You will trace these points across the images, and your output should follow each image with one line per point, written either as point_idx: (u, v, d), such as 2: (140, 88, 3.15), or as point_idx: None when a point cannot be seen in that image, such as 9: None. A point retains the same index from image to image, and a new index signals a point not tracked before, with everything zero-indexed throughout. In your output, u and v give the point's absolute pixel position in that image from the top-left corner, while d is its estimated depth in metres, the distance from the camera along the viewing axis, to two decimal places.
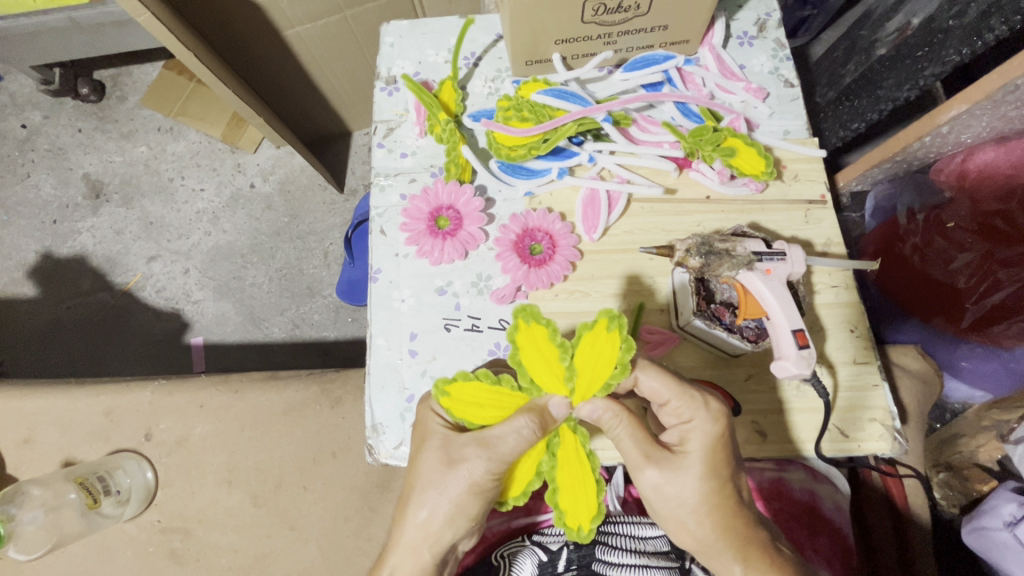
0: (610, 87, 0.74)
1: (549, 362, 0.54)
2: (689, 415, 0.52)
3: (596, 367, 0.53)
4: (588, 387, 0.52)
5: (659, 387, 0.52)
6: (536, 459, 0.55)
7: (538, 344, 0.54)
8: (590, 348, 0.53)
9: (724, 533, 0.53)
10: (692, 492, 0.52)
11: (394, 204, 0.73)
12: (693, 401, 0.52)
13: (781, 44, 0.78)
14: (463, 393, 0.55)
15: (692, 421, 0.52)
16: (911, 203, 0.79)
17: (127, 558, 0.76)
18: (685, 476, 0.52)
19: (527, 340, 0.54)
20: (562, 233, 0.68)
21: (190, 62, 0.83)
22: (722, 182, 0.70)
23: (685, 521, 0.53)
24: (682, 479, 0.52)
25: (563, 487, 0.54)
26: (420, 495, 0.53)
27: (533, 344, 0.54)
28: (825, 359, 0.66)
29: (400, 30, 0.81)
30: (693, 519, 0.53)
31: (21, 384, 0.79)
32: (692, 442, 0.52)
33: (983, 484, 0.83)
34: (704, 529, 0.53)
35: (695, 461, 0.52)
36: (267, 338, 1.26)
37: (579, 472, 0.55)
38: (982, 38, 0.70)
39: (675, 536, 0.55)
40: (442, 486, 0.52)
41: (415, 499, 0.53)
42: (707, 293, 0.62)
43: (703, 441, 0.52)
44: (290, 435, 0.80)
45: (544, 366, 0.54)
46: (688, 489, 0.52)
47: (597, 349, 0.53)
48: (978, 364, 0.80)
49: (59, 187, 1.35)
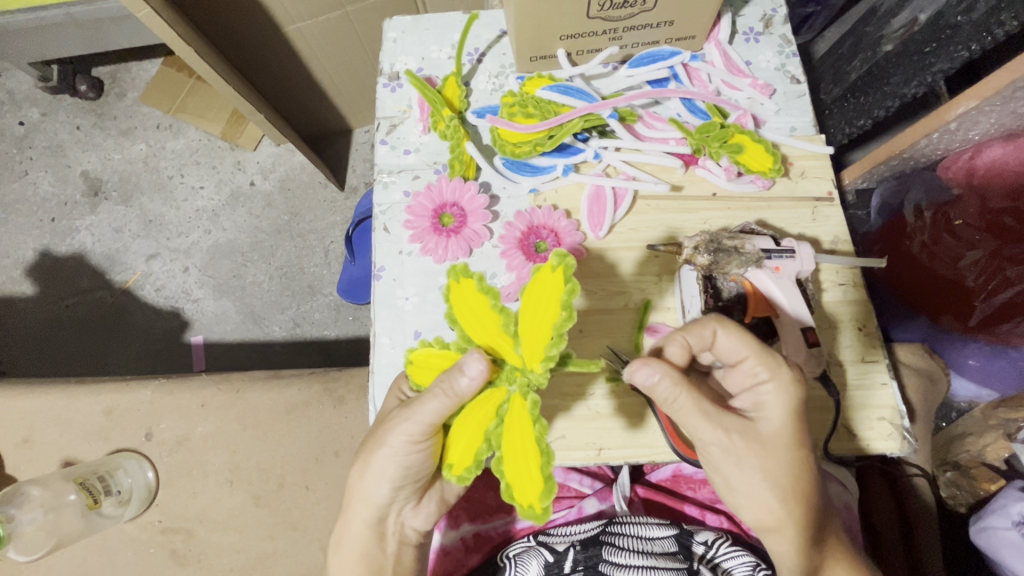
0: (615, 83, 0.73)
1: (482, 318, 0.51)
2: (767, 376, 0.50)
3: (539, 318, 0.47)
4: (526, 336, 0.48)
5: (737, 344, 0.50)
6: (481, 422, 0.49)
7: (468, 301, 0.51)
8: (535, 294, 0.48)
9: (798, 506, 0.51)
10: (778, 463, 0.50)
11: (398, 201, 0.72)
12: (773, 361, 0.50)
13: (787, 41, 0.77)
14: (424, 362, 0.57)
15: (771, 383, 0.50)
16: (919, 200, 0.77)
17: (128, 559, 0.76)
18: (771, 446, 0.50)
19: (457, 299, 0.52)
20: (567, 231, 0.67)
21: (190, 58, 0.82)
22: (730, 179, 0.70)
23: (769, 497, 0.51)
24: (768, 448, 0.50)
25: (505, 454, 0.46)
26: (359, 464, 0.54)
27: (466, 303, 0.51)
28: (834, 358, 0.65)
29: (403, 26, 0.80)
30: (776, 496, 0.51)
31: (20, 383, 0.78)
32: (773, 407, 0.50)
33: (991, 484, 0.81)
34: (786, 507, 0.51)
35: (778, 428, 0.50)
36: (268, 337, 1.25)
37: (526, 438, 0.46)
38: (991, 34, 0.69)
39: (751, 517, 0.53)
40: (378, 455, 0.52)
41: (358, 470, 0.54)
42: (714, 292, 0.59)
43: (785, 405, 0.50)
44: (292, 435, 0.79)
45: (478, 324, 0.51)
46: (773, 459, 0.50)
47: (529, 295, 0.48)
48: (986, 363, 0.79)
49: (58, 184, 1.34)
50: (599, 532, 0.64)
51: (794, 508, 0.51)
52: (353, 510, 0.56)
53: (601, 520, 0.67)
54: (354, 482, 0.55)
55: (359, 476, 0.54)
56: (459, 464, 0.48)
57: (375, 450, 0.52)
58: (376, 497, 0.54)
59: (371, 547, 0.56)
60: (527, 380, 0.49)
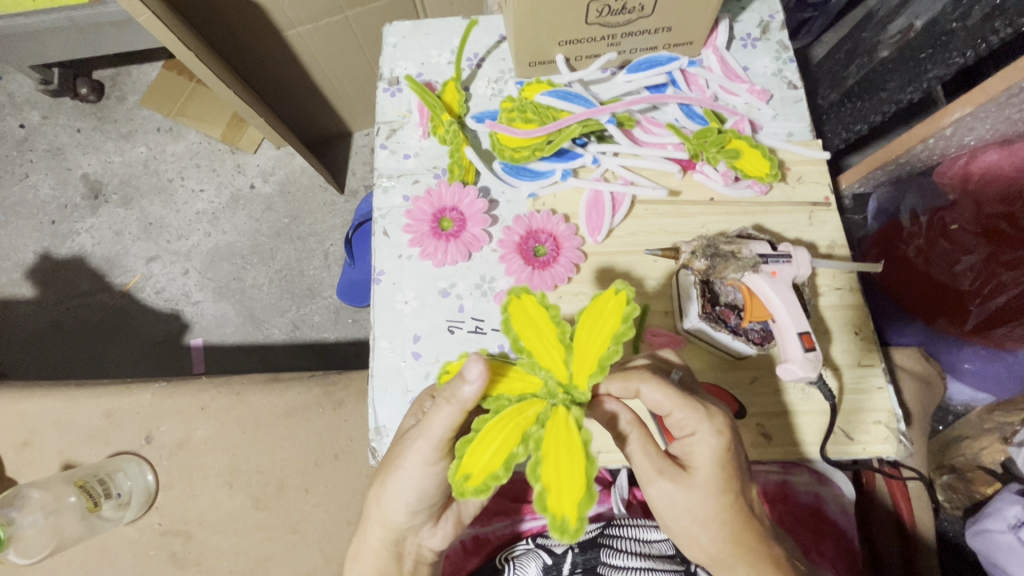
0: (614, 88, 0.75)
1: (539, 329, 0.49)
2: (691, 427, 0.49)
3: (595, 337, 0.47)
4: (583, 343, 0.48)
5: (661, 398, 0.49)
6: (519, 424, 0.45)
7: (527, 312, 0.50)
8: (594, 315, 0.48)
9: (748, 544, 0.50)
10: (705, 510, 0.49)
11: (398, 206, 0.73)
12: (696, 415, 0.48)
13: (784, 46, 0.78)
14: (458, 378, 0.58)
15: (695, 435, 0.48)
16: (915, 205, 0.79)
17: (128, 561, 0.76)
18: (700, 492, 0.49)
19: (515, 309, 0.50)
20: (566, 235, 0.68)
21: (191, 62, 0.82)
22: (727, 184, 0.70)
23: (699, 537, 0.50)
24: (695, 494, 0.49)
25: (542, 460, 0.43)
26: (377, 484, 0.54)
27: (523, 314, 0.49)
28: (830, 362, 0.66)
29: (403, 31, 0.80)
30: (711, 535, 0.50)
31: (20, 386, 0.78)
32: (700, 456, 0.49)
33: (987, 488, 0.82)
34: (717, 546, 0.50)
35: (708, 475, 0.49)
36: (268, 339, 1.25)
37: (566, 446, 0.44)
38: (986, 41, 0.70)
39: (690, 550, 0.53)
40: (395, 478, 0.52)
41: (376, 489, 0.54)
42: (712, 295, 0.61)
43: (709, 455, 0.48)
44: (292, 438, 0.79)
45: (534, 335, 0.49)
46: (701, 506, 0.49)
47: (589, 310, 0.48)
48: (981, 367, 0.80)
49: (58, 187, 1.34)
50: (597, 535, 0.65)
51: (727, 546, 0.50)
52: (371, 529, 0.56)
53: (601, 522, 0.67)
54: (375, 501, 0.55)
55: (378, 498, 0.54)
56: (482, 469, 0.44)
57: (392, 471, 0.52)
58: (394, 518, 0.53)
59: (388, 567, 0.56)
60: (568, 399, 0.47)
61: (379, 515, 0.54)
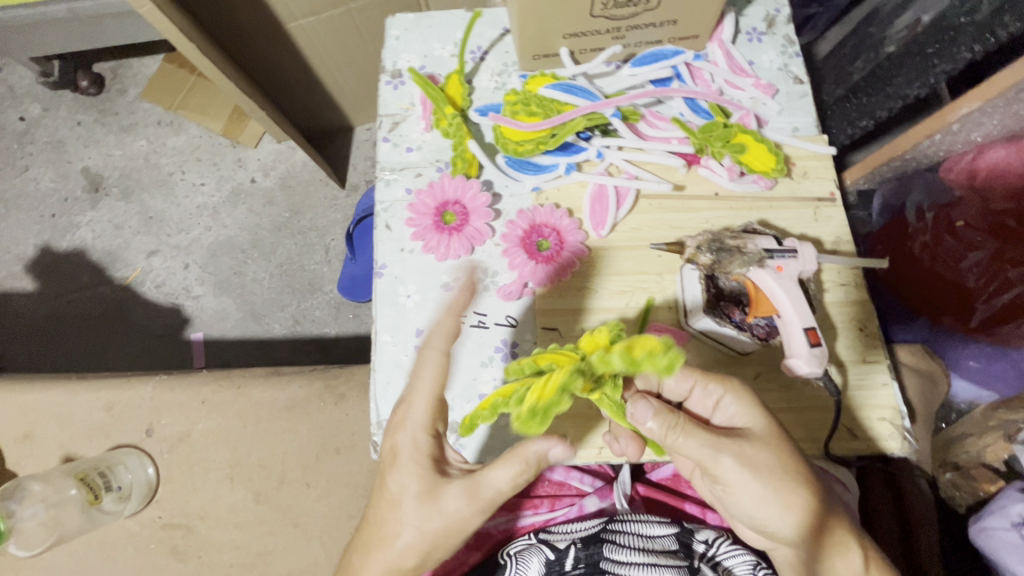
0: (617, 82, 0.73)
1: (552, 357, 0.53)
2: (719, 388, 0.53)
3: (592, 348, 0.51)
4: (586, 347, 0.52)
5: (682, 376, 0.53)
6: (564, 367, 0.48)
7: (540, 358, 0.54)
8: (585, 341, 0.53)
9: (819, 492, 0.51)
10: (783, 456, 0.50)
11: (400, 199, 0.72)
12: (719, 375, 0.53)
13: (790, 41, 0.77)
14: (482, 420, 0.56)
15: (726, 393, 0.53)
16: (921, 201, 0.78)
17: (128, 555, 0.75)
18: (767, 441, 0.51)
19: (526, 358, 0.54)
20: (569, 230, 0.68)
21: (193, 54, 0.82)
22: (731, 179, 0.70)
23: (793, 492, 0.50)
24: (764, 441, 0.51)
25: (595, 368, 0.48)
26: (392, 532, 0.52)
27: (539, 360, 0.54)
28: (835, 358, 0.66)
29: (405, 24, 0.80)
30: (801, 481, 0.50)
31: (21, 378, 0.78)
32: (741, 412, 0.52)
33: (990, 485, 0.80)
34: (807, 496, 0.50)
35: (761, 424, 0.52)
36: (268, 334, 1.25)
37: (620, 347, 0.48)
38: (994, 35, 0.71)
39: (789, 521, 0.50)
40: (428, 527, 0.51)
41: (387, 537, 0.52)
42: (716, 291, 0.62)
43: (751, 406, 0.52)
44: (293, 432, 0.79)
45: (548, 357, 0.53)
46: (779, 453, 0.50)
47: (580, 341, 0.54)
48: (986, 365, 0.79)
49: (58, 180, 1.34)
50: (600, 530, 0.64)
51: (815, 495, 0.51)
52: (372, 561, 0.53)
53: (602, 518, 0.67)
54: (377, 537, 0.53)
55: (399, 549, 0.52)
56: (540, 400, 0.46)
57: (422, 525, 0.52)
58: (410, 565, 0.53)
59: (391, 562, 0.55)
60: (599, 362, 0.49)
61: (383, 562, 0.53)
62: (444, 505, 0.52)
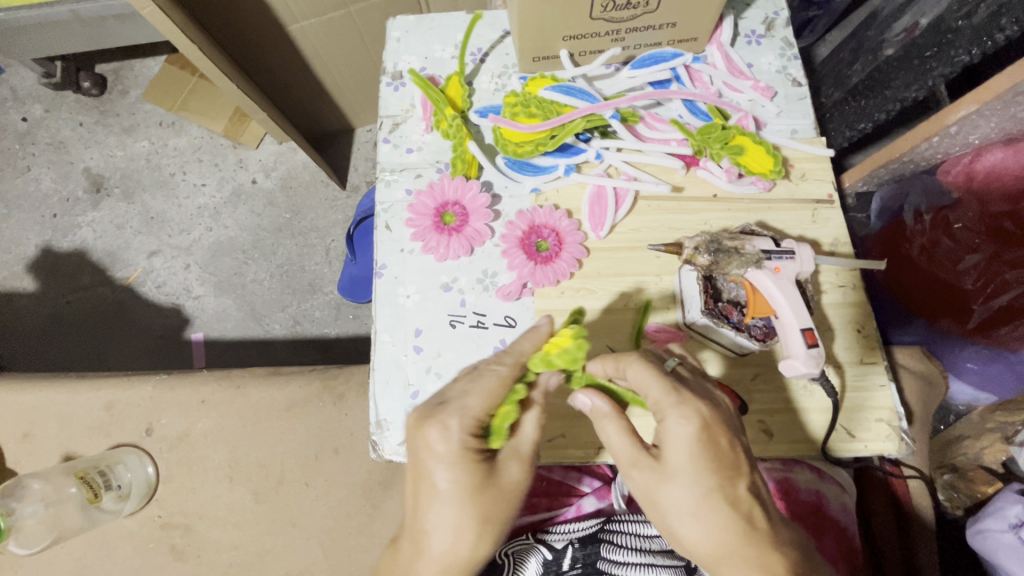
0: (616, 84, 0.73)
1: None
2: (661, 411, 0.48)
3: None
4: None
5: (643, 378, 0.49)
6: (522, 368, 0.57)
7: None
8: None
9: (727, 547, 0.47)
10: (686, 504, 0.47)
11: (399, 200, 0.73)
12: (663, 395, 0.48)
13: (789, 43, 0.78)
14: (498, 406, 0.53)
15: (664, 419, 0.48)
16: (918, 203, 0.78)
17: (127, 554, 0.76)
18: (675, 483, 0.47)
19: None
20: (568, 231, 0.68)
21: (194, 55, 0.82)
22: (730, 181, 0.70)
23: (684, 535, 0.48)
24: (673, 482, 0.47)
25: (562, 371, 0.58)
26: (453, 531, 0.47)
27: None
28: (833, 359, 0.66)
29: (406, 26, 0.80)
30: (699, 525, 0.47)
31: (22, 377, 0.79)
32: (672, 444, 0.47)
33: (987, 487, 0.82)
34: (705, 544, 0.47)
35: (681, 464, 0.47)
36: (268, 334, 1.25)
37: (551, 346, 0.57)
38: (991, 39, 0.71)
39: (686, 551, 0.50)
40: (490, 507, 0.48)
41: (447, 536, 0.47)
42: (714, 291, 0.62)
43: (679, 444, 0.47)
44: (292, 431, 0.79)
45: None
46: (683, 498, 0.47)
47: None
48: (983, 367, 0.80)
49: (60, 181, 1.34)
50: (598, 530, 0.64)
51: (715, 548, 0.47)
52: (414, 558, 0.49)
53: (601, 518, 0.67)
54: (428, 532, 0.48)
55: (474, 542, 0.47)
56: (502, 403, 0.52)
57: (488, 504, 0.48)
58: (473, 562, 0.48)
59: None
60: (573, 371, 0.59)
61: (448, 561, 0.47)
62: (505, 485, 0.49)
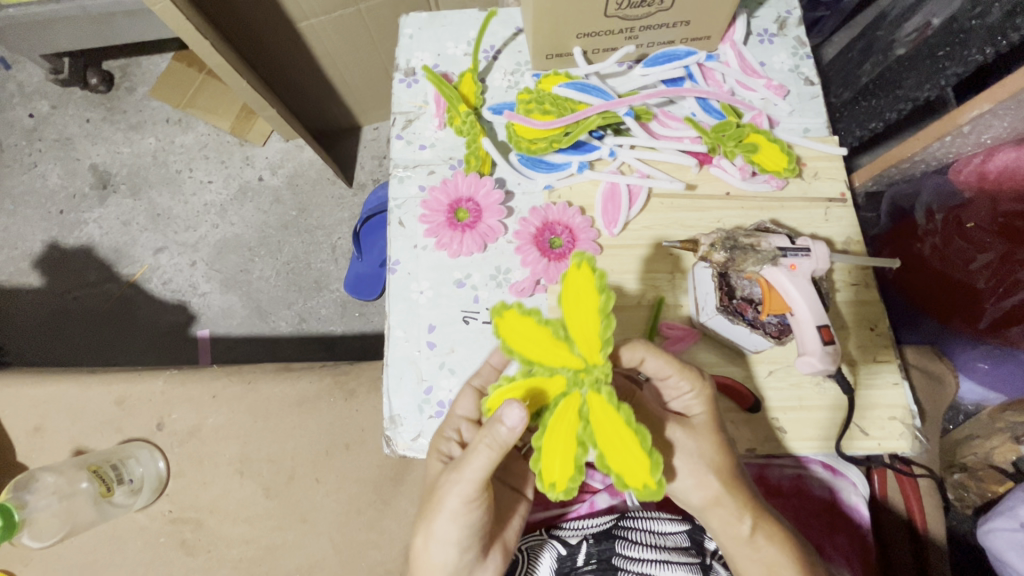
0: (629, 82, 0.73)
1: (539, 341, 0.49)
2: (689, 385, 0.53)
3: (583, 319, 0.47)
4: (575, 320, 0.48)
5: (662, 365, 0.52)
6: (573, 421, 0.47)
7: (524, 334, 0.49)
8: (573, 294, 0.48)
9: (735, 482, 0.53)
10: (709, 451, 0.53)
11: (413, 196, 0.73)
12: (694, 374, 0.53)
13: (801, 42, 0.78)
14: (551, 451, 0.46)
15: (689, 391, 0.54)
16: (930, 202, 0.79)
17: (137, 549, 0.76)
18: (700, 431, 0.54)
19: (508, 331, 0.50)
20: (582, 227, 0.68)
21: (206, 51, 0.82)
22: (744, 179, 0.70)
23: (705, 478, 0.53)
24: (698, 431, 0.54)
25: (570, 413, 0.47)
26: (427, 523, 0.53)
27: (522, 335, 0.49)
28: (846, 357, 0.66)
29: (419, 22, 0.80)
30: (713, 469, 0.53)
31: (33, 372, 0.78)
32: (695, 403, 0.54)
33: (999, 487, 0.80)
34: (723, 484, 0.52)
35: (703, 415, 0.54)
36: (275, 331, 1.25)
37: (618, 431, 0.45)
38: (1006, 38, 0.69)
39: (697, 496, 0.53)
40: (436, 517, 0.51)
41: (450, 571, 0.53)
42: (729, 289, 0.62)
43: (704, 402, 0.54)
44: (303, 427, 0.79)
45: (532, 345, 0.49)
46: (706, 442, 0.53)
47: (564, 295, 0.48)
48: (995, 367, 0.80)
49: (67, 177, 1.34)
50: (612, 527, 0.64)
51: (732, 486, 0.53)
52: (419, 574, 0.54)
53: (614, 515, 0.66)
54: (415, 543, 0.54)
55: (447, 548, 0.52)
56: (560, 478, 0.46)
57: (436, 513, 0.51)
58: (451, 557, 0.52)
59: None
60: (596, 375, 0.47)
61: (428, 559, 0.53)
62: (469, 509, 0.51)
